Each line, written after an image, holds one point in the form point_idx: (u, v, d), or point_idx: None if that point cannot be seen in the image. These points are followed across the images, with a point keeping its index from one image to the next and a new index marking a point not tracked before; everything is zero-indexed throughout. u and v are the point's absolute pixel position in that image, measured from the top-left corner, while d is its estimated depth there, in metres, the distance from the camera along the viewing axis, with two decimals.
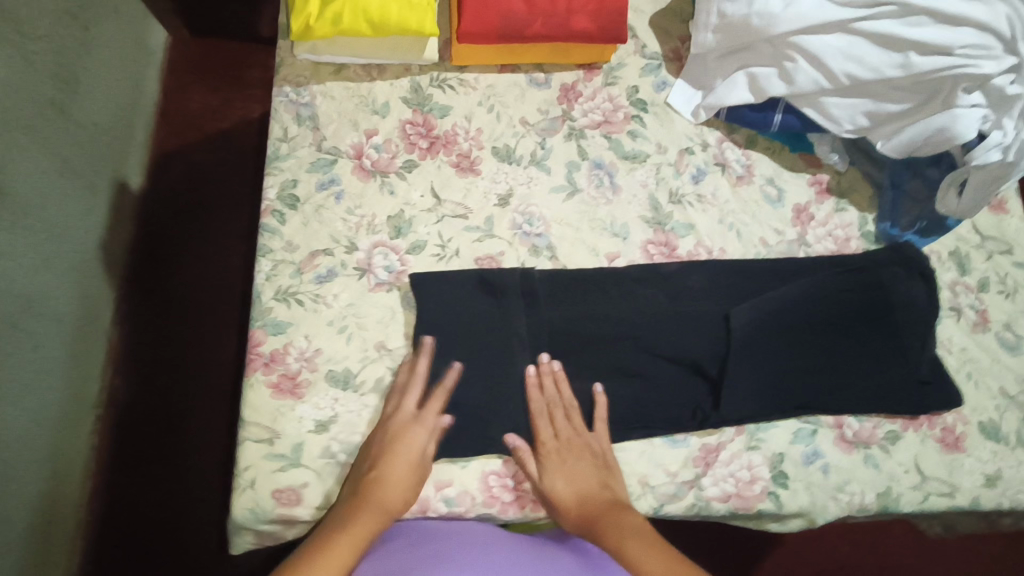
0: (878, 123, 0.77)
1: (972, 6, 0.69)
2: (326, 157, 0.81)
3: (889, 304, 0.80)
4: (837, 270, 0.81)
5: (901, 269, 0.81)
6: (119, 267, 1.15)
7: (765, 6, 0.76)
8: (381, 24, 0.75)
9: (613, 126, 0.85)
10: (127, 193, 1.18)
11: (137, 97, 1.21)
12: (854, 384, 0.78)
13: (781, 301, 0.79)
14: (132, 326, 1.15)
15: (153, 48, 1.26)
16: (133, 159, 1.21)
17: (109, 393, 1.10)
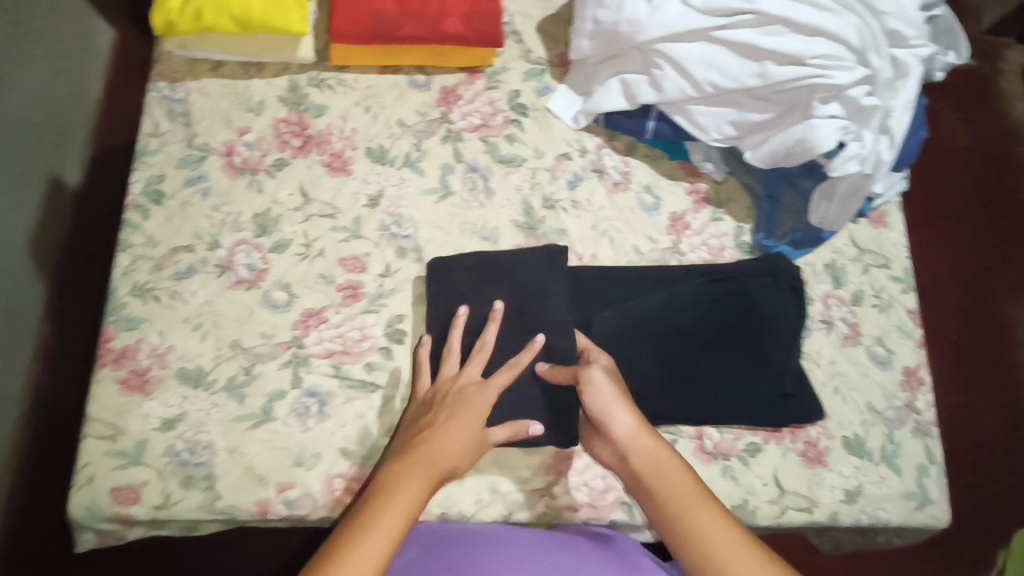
0: (746, 132, 0.77)
1: (823, 17, 0.69)
2: (196, 153, 0.81)
3: (759, 317, 0.79)
4: (703, 280, 0.80)
5: (767, 278, 0.80)
6: (52, 261, 1.14)
7: (632, 13, 0.75)
8: (245, 21, 0.76)
9: (491, 130, 0.85)
10: (64, 190, 1.17)
11: (77, 94, 1.24)
12: (717, 394, 0.77)
13: (644, 309, 0.78)
14: (61, 323, 1.13)
15: (95, 46, 1.29)
16: (72, 156, 1.21)
17: (34, 389, 1.08)
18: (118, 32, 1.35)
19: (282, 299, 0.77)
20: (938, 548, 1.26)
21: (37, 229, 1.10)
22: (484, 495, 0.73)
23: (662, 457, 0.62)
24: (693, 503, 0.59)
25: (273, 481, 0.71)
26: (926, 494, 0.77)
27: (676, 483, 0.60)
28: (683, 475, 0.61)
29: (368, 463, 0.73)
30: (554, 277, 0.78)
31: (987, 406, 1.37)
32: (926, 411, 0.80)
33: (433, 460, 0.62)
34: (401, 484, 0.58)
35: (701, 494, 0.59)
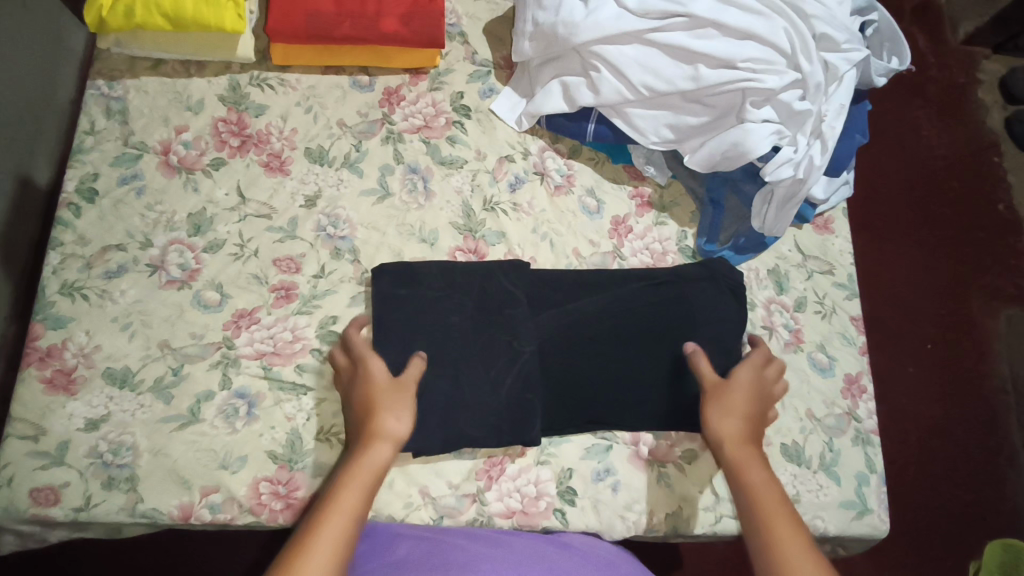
0: (684, 136, 0.76)
1: (754, 20, 0.70)
2: (132, 152, 0.80)
3: (697, 325, 0.77)
4: (636, 287, 0.79)
5: (700, 283, 0.79)
6: (18, 263, 1.15)
7: (569, 14, 0.75)
8: (176, 18, 0.75)
9: (433, 131, 0.84)
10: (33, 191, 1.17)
11: (49, 93, 1.22)
12: (649, 402, 0.76)
13: (578, 314, 0.76)
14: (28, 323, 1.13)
15: (71, 46, 1.27)
16: (44, 157, 1.21)
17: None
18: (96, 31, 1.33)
19: (213, 299, 0.76)
20: (904, 559, 1.24)
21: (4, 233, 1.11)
22: (414, 498, 0.72)
23: (753, 475, 0.63)
24: (776, 520, 0.58)
25: (197, 485, 0.70)
26: (865, 503, 0.76)
27: (768, 503, 0.60)
28: (774, 495, 0.61)
29: (295, 467, 0.72)
30: (490, 279, 0.78)
31: (957, 416, 1.36)
32: (867, 419, 0.79)
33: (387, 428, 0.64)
34: (368, 457, 0.62)
35: (787, 516, 0.59)
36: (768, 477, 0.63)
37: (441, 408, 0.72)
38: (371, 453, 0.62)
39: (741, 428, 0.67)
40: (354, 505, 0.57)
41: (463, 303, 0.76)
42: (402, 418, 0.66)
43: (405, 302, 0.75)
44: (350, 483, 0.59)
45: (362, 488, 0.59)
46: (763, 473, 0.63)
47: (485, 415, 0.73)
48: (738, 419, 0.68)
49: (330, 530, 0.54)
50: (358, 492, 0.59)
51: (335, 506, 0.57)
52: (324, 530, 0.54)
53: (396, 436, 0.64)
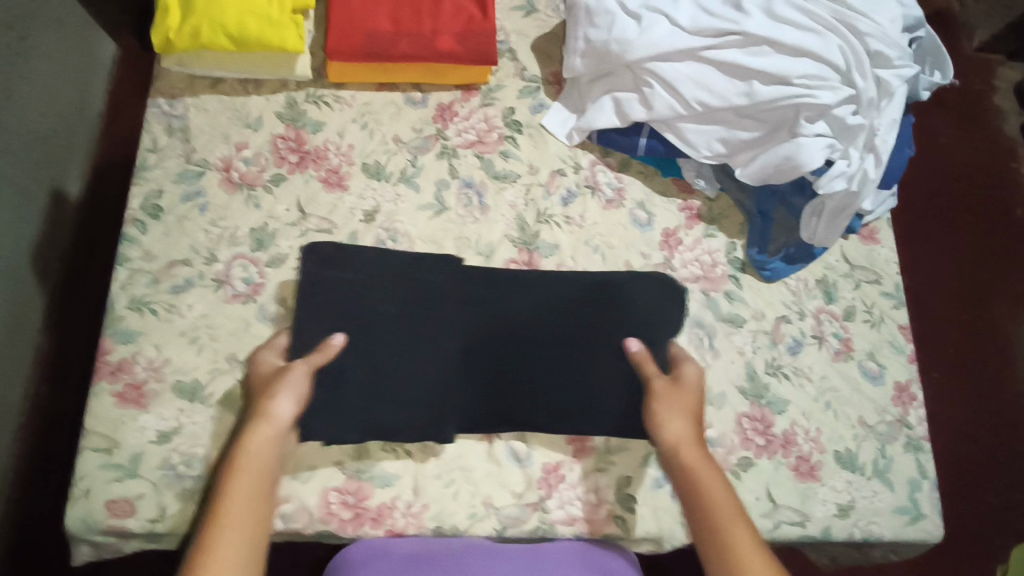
0: (735, 150, 0.78)
1: (809, 38, 0.72)
2: (194, 169, 0.82)
3: (636, 331, 0.79)
4: (571, 295, 0.79)
5: (628, 290, 0.80)
6: (53, 273, 1.16)
7: (622, 32, 0.77)
8: (241, 39, 0.77)
9: (486, 146, 0.86)
10: (65, 203, 1.19)
11: (81, 107, 1.25)
12: (589, 402, 0.77)
13: (507, 311, 0.78)
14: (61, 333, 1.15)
15: (96, 59, 1.29)
16: (74, 169, 1.23)
17: (33, 401, 1.09)
18: (124, 46, 1.36)
19: (277, 312, 0.77)
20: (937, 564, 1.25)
21: (40, 243, 1.12)
22: (477, 509, 0.73)
23: (707, 476, 0.65)
24: (732, 525, 0.61)
25: None
26: (919, 508, 0.77)
27: (726, 508, 0.62)
28: (728, 498, 0.64)
29: (363, 476, 0.73)
30: (554, 284, 0.80)
31: (984, 421, 1.37)
32: (917, 426, 0.80)
33: (270, 415, 0.65)
34: (250, 444, 0.63)
35: (738, 516, 0.62)
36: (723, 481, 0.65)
37: (359, 404, 0.73)
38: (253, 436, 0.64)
39: (687, 429, 0.69)
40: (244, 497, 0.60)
41: (516, 305, 0.78)
42: (285, 402, 0.67)
43: (323, 299, 0.76)
44: (237, 476, 0.61)
45: (251, 477, 0.61)
46: (719, 477, 0.65)
47: (410, 412, 0.74)
48: (690, 422, 0.70)
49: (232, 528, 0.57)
50: (246, 482, 0.61)
51: (226, 502, 0.59)
52: (225, 528, 0.57)
53: (279, 423, 0.65)
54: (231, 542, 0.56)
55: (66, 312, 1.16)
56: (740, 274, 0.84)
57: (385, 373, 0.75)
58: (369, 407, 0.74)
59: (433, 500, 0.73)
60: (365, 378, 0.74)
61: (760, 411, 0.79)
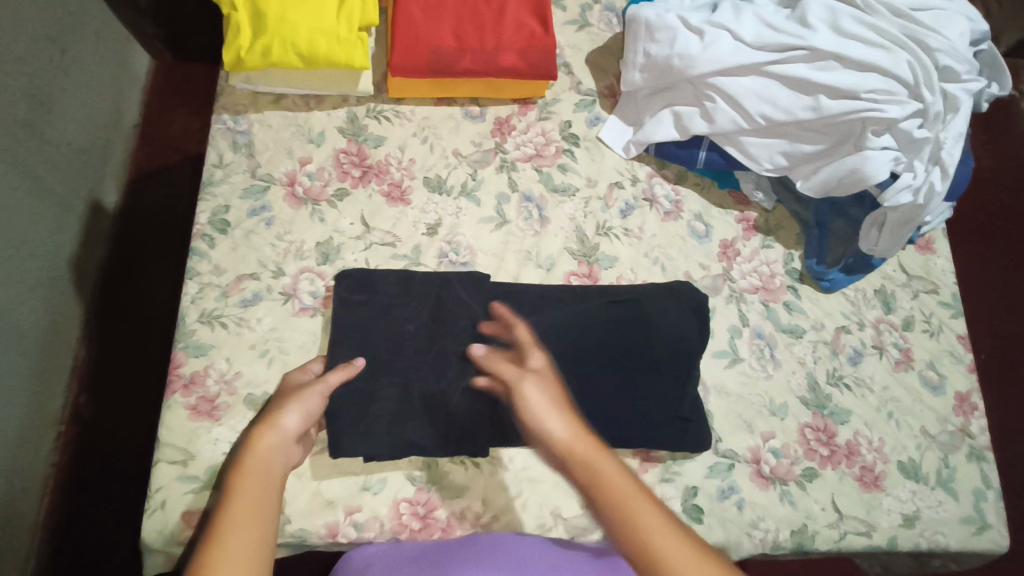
0: (796, 163, 0.79)
1: (876, 53, 0.73)
2: (260, 184, 0.83)
3: (668, 347, 0.76)
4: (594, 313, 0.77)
5: (651, 305, 0.78)
6: (90, 282, 1.18)
7: (685, 48, 0.78)
8: (311, 58, 0.79)
9: (544, 159, 0.87)
10: (103, 214, 1.22)
11: (116, 118, 1.27)
12: (629, 419, 0.75)
13: (533, 327, 0.76)
14: (98, 343, 1.17)
15: (131, 71, 1.32)
16: (110, 180, 1.25)
17: (72, 412, 1.11)
18: (156, 59, 1.39)
19: None
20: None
21: (78, 254, 1.14)
22: (546, 519, 0.73)
23: (597, 459, 0.56)
24: (628, 491, 0.53)
25: (342, 505, 0.71)
26: (984, 518, 0.77)
27: (618, 489, 0.53)
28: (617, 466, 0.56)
29: (433, 488, 0.73)
30: (605, 294, 0.80)
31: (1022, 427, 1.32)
32: (980, 435, 0.81)
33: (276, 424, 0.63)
34: (256, 446, 0.60)
35: (638, 497, 0.52)
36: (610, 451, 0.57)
37: (391, 422, 0.72)
38: (260, 438, 0.61)
39: (567, 418, 0.60)
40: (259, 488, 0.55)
41: (562, 316, 0.77)
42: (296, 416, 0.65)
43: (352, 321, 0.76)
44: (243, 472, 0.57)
45: (257, 475, 0.57)
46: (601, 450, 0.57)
47: (442, 426, 0.73)
48: (557, 398, 0.63)
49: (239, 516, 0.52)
50: (256, 475, 0.56)
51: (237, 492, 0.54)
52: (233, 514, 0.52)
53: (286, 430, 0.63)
54: (244, 524, 0.51)
55: (105, 322, 1.19)
56: (799, 284, 0.85)
57: (420, 391, 0.74)
58: (406, 428, 0.72)
59: (502, 511, 0.73)
60: (390, 387, 0.73)
61: (823, 421, 0.79)
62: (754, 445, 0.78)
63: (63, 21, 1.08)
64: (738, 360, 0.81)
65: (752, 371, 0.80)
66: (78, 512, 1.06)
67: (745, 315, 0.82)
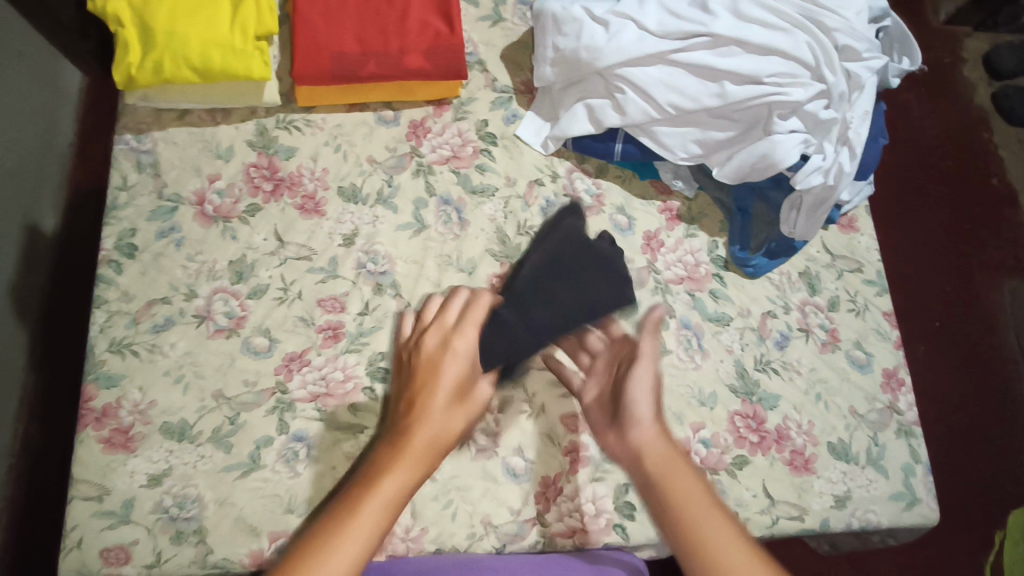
0: (711, 150, 0.79)
1: (776, 36, 0.72)
2: (167, 204, 0.81)
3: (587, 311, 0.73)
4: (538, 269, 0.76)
5: (603, 275, 0.76)
6: (32, 308, 1.16)
7: (591, 39, 0.77)
8: (205, 71, 0.76)
9: (461, 161, 0.85)
10: (39, 239, 1.21)
11: (48, 138, 1.26)
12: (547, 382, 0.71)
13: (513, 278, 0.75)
14: (44, 372, 1.16)
15: (64, 89, 1.31)
16: (47, 203, 1.23)
17: (22, 441, 1.11)
18: (88, 75, 1.37)
19: (262, 345, 0.76)
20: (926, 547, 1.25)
21: (16, 280, 1.13)
22: (477, 528, 0.72)
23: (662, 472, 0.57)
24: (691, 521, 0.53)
25: (265, 530, 0.70)
26: (914, 493, 0.78)
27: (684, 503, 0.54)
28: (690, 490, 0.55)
29: None
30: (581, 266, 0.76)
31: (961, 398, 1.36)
32: (908, 411, 0.81)
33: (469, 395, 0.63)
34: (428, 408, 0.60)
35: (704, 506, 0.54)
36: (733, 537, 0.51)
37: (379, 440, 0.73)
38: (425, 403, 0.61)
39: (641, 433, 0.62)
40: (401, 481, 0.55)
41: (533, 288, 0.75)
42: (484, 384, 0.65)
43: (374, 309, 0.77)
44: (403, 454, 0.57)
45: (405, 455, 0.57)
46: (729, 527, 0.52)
47: None
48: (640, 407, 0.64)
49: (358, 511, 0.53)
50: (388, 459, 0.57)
51: (364, 494, 0.53)
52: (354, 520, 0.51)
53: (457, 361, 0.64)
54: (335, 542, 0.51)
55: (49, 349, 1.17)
56: (724, 272, 0.84)
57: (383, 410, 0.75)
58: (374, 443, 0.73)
59: (432, 522, 0.71)
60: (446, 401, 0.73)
61: (752, 408, 0.79)
62: (685, 437, 0.77)
63: None
64: (666, 352, 0.80)
65: (680, 362, 0.80)
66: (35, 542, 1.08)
67: (671, 306, 0.82)
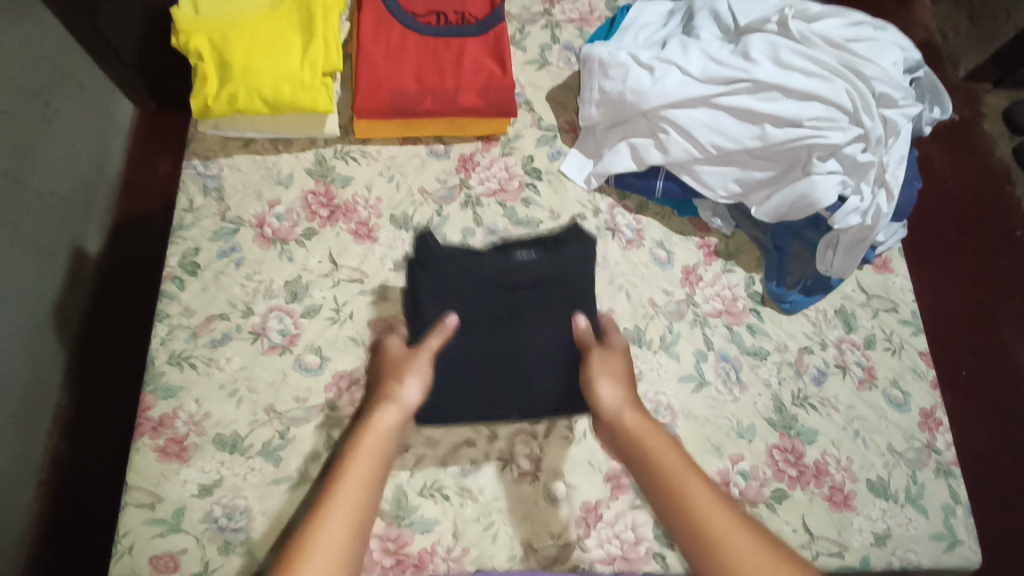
0: (750, 189, 0.82)
1: (816, 83, 0.76)
2: (229, 226, 0.85)
3: (458, 374, 0.73)
4: (513, 286, 0.75)
5: (564, 298, 0.76)
6: (71, 328, 1.23)
7: (636, 82, 0.81)
8: (276, 103, 0.82)
9: (508, 194, 0.89)
10: (85, 259, 1.27)
11: (100, 167, 1.34)
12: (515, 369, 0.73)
13: (458, 277, 0.74)
14: (79, 390, 1.21)
15: (118, 118, 1.40)
16: (92, 227, 1.31)
17: (52, 457, 1.14)
18: (141, 107, 1.46)
19: (314, 362, 0.79)
20: None
21: (61, 298, 1.20)
22: (517, 550, 0.73)
23: (653, 438, 0.63)
24: (691, 480, 0.58)
25: None
26: (955, 534, 0.77)
27: (678, 472, 0.59)
28: (666, 440, 0.63)
29: (403, 523, 0.73)
30: (544, 269, 0.75)
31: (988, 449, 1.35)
32: (946, 451, 0.81)
33: (398, 397, 0.66)
34: (378, 421, 0.63)
35: (688, 464, 0.60)
36: (705, 483, 0.58)
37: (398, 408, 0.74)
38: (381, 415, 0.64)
39: (620, 394, 0.68)
40: (362, 471, 0.58)
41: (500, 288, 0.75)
42: (412, 387, 0.68)
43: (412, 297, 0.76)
44: (360, 453, 0.59)
45: (369, 457, 0.59)
46: (697, 475, 0.59)
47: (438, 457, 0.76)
48: (621, 374, 0.71)
49: (342, 500, 0.55)
50: (364, 462, 0.59)
51: (334, 499, 0.55)
52: (326, 522, 0.53)
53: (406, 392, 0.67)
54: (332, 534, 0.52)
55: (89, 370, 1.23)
56: (761, 307, 0.86)
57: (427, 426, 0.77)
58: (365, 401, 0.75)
59: (473, 543, 0.72)
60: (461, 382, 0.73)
61: (790, 442, 0.80)
62: (723, 468, 0.78)
63: (48, 74, 1.18)
64: (705, 384, 0.81)
65: (718, 394, 0.81)
66: (59, 563, 1.09)
67: (709, 339, 0.84)
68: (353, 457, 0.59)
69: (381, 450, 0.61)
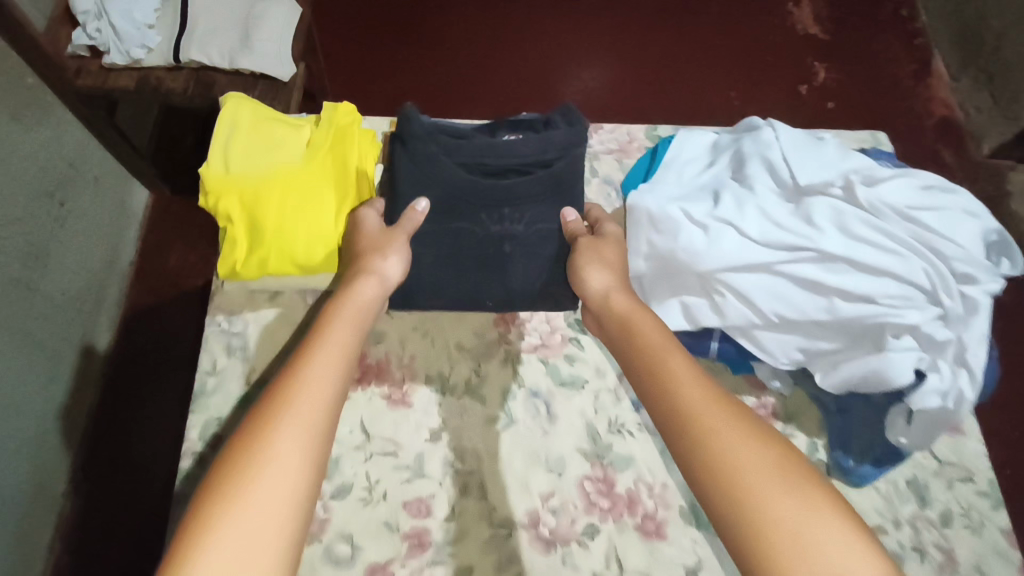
0: (813, 355, 0.76)
1: (889, 258, 0.72)
2: (254, 390, 0.79)
3: (436, 253, 0.81)
4: (491, 169, 0.81)
5: (555, 192, 0.82)
6: (80, 429, 1.18)
7: (689, 242, 0.76)
8: (309, 266, 0.78)
9: (550, 349, 0.84)
10: (94, 357, 1.22)
11: (112, 257, 1.29)
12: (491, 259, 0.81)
13: (437, 159, 0.80)
14: (83, 501, 1.15)
15: (132, 208, 1.37)
16: (103, 322, 1.26)
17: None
18: (155, 193, 1.42)
19: (345, 552, 0.72)
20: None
21: (68, 402, 1.15)
22: None
23: (641, 325, 0.64)
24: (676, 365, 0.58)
25: None
26: None
27: (664, 353, 0.60)
28: (653, 328, 0.64)
29: None
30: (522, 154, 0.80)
31: None
32: None
33: (378, 269, 0.69)
34: (358, 293, 0.65)
35: (677, 353, 0.60)
36: (686, 361, 0.58)
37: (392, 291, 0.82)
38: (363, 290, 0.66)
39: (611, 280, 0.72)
40: (343, 341, 0.59)
41: (479, 186, 0.80)
42: (394, 263, 0.71)
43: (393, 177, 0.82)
44: (332, 330, 0.59)
45: (347, 330, 0.60)
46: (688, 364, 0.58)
47: None
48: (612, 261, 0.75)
49: (317, 366, 0.55)
50: (344, 332, 0.60)
51: (310, 366, 0.55)
52: (305, 385, 0.53)
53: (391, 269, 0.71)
54: (310, 401, 0.52)
55: (90, 499, 1.15)
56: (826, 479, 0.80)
57: None
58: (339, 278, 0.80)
59: None
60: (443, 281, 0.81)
61: None
62: None
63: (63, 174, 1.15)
64: None
65: None
66: None
67: None
68: (334, 327, 0.60)
69: (359, 328, 0.62)
